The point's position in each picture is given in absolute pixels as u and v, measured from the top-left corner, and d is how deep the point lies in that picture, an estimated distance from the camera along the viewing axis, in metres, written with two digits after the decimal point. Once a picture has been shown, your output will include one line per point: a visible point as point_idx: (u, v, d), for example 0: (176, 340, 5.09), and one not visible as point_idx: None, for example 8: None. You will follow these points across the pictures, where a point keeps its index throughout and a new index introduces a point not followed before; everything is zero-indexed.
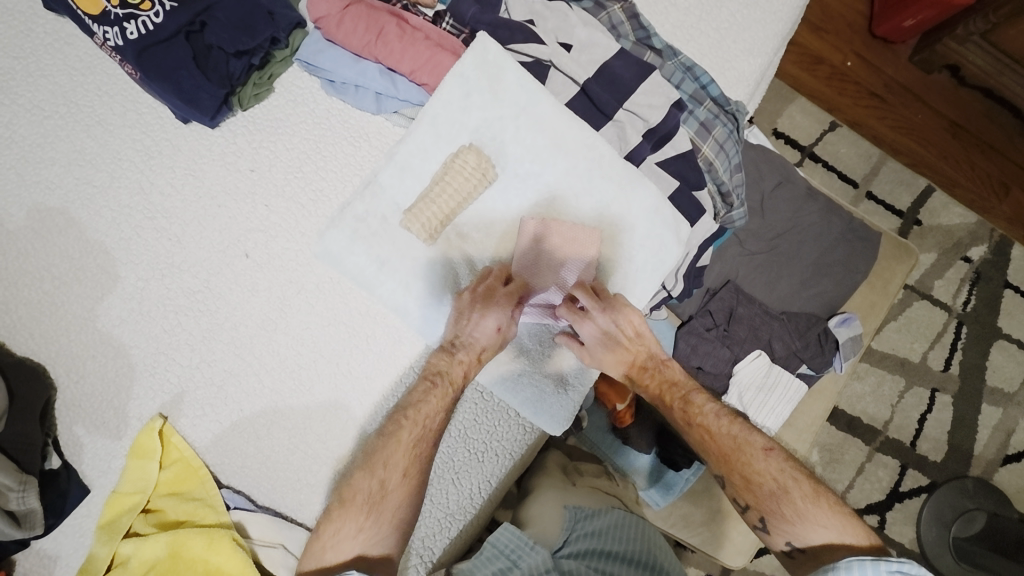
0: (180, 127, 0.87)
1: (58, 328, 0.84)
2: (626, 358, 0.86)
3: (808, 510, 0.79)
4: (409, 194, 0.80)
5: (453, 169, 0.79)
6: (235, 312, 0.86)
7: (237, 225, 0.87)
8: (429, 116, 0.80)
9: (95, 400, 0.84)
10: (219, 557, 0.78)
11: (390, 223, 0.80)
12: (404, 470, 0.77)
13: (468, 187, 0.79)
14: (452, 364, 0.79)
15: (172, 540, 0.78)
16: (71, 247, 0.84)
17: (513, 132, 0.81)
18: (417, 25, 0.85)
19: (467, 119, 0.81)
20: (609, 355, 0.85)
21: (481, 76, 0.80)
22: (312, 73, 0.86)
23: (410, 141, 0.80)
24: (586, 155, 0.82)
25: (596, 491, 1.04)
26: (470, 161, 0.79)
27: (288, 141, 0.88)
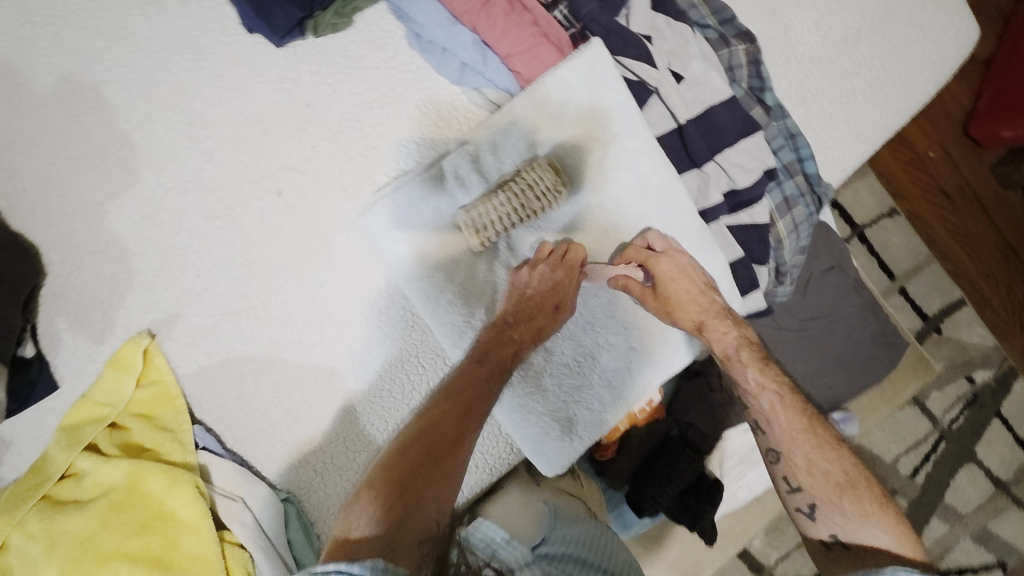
0: (243, 35, 0.80)
1: (61, 211, 0.78)
2: (700, 312, 0.79)
3: (870, 508, 0.74)
4: (471, 193, 0.74)
5: (525, 181, 0.72)
6: (253, 248, 0.81)
7: (279, 158, 0.80)
8: (514, 115, 0.73)
9: (84, 296, 0.79)
10: (176, 501, 0.75)
11: (442, 216, 0.75)
12: (437, 449, 0.67)
13: (535, 205, 0.72)
14: (503, 343, 0.73)
15: (134, 467, 0.74)
16: (95, 129, 0.78)
17: (597, 158, 0.75)
18: (528, 6, 0.77)
19: (553, 130, 0.74)
20: (689, 301, 0.79)
21: (583, 89, 0.73)
22: (401, 19, 0.80)
23: (488, 134, 0.74)
24: (663, 207, 0.77)
25: (559, 493, 0.91)
26: (546, 177, 0.72)
27: (354, 85, 0.81)
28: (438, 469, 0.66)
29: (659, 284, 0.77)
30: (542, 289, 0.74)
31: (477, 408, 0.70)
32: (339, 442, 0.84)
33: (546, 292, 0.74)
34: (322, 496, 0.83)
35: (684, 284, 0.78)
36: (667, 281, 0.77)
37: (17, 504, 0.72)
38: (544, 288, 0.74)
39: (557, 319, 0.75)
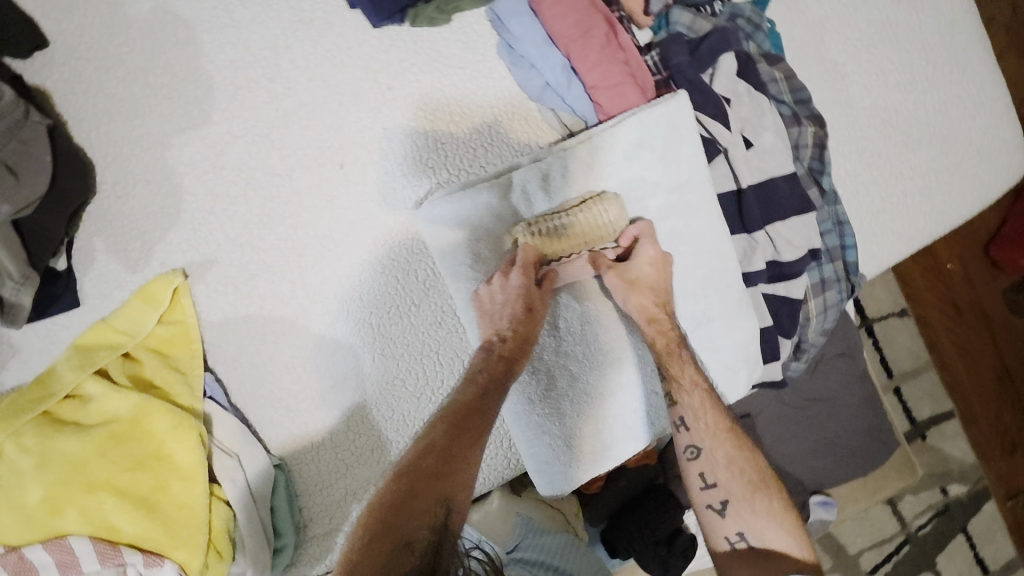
0: (342, 8, 0.82)
1: (126, 135, 0.79)
2: (651, 315, 0.76)
3: (776, 508, 0.73)
4: (534, 209, 0.75)
5: (577, 212, 0.74)
6: (303, 213, 0.82)
7: (349, 134, 0.82)
8: (592, 144, 0.75)
9: (127, 223, 0.79)
10: (174, 445, 0.74)
11: (500, 224, 0.75)
12: (433, 470, 0.66)
13: (595, 236, 0.76)
14: (495, 358, 0.72)
15: (141, 401, 0.74)
16: (178, 65, 0.79)
17: (658, 203, 0.77)
18: (623, 44, 0.79)
19: (624, 167, 0.75)
20: (642, 299, 0.75)
21: (662, 134, 0.75)
22: (498, 28, 0.82)
23: (563, 158, 0.74)
24: (710, 262, 0.79)
25: (541, 507, 0.90)
26: (596, 212, 0.75)
27: (437, 80, 0.83)
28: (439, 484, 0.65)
29: (627, 275, 0.74)
30: (517, 300, 0.72)
31: (473, 428, 0.69)
32: (343, 423, 0.84)
33: (509, 301, 0.72)
34: (315, 470, 0.83)
35: (643, 289, 0.75)
36: (635, 276, 0.75)
37: (16, 414, 0.72)
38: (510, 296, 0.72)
39: (533, 324, 0.73)
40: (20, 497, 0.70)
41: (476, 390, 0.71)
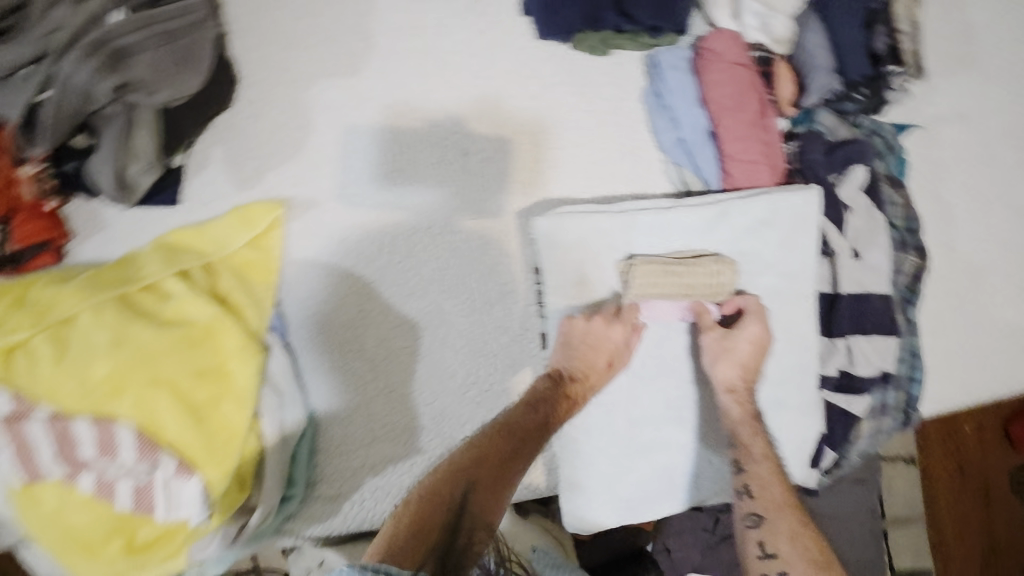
0: (513, 12, 0.85)
1: (280, 62, 0.82)
2: (738, 385, 0.78)
3: None
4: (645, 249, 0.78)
5: (695, 270, 0.77)
6: (415, 185, 0.84)
7: (482, 126, 0.85)
8: (723, 209, 0.79)
9: (252, 141, 0.82)
10: (234, 361, 0.73)
11: (609, 254, 0.79)
12: (480, 479, 0.67)
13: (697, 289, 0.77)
14: (558, 395, 0.75)
15: (221, 315, 0.74)
16: (350, 17, 0.83)
17: (757, 281, 0.80)
18: (769, 126, 0.82)
19: (740, 237, 0.79)
20: (731, 362, 0.78)
21: (785, 221, 0.79)
22: (651, 75, 0.85)
23: (689, 213, 0.79)
24: (790, 349, 0.81)
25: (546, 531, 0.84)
26: (712, 274, 0.78)
27: (577, 104, 0.86)
28: (484, 497, 0.67)
29: (728, 341, 0.78)
30: (589, 347, 0.76)
31: (525, 453, 0.71)
32: (384, 395, 0.84)
33: (602, 351, 0.76)
34: (342, 433, 0.82)
35: (738, 357, 0.78)
36: (735, 346, 0.78)
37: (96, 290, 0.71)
38: (603, 347, 0.76)
39: (605, 376, 0.77)
40: (83, 371, 0.68)
41: (535, 420, 0.73)
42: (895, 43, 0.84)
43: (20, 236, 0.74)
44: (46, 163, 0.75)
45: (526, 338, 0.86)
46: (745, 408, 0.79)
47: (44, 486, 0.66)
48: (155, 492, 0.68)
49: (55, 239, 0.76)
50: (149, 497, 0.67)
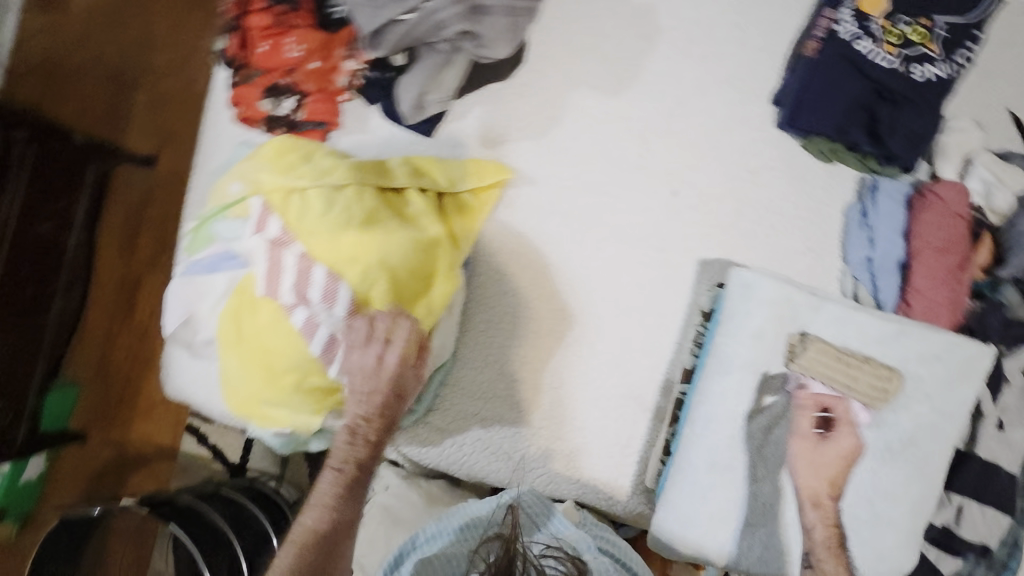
0: (764, 97, 0.95)
1: (559, 62, 0.95)
2: (830, 474, 0.78)
3: None
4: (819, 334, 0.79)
5: (862, 367, 0.77)
6: (621, 202, 0.95)
7: (696, 174, 0.95)
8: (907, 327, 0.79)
9: (509, 113, 0.95)
10: (438, 276, 0.81)
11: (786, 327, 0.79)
12: (320, 512, 0.76)
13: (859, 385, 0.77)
14: (377, 412, 0.77)
15: (445, 238, 0.82)
16: (630, 48, 0.95)
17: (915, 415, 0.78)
18: (961, 277, 0.86)
19: (921, 365, 0.79)
20: (833, 452, 0.78)
21: (965, 368, 0.79)
22: (865, 193, 0.92)
23: (878, 324, 0.79)
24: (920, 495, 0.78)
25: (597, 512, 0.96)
26: (878, 379, 0.77)
27: (787, 192, 0.94)
28: (335, 530, 0.76)
29: (825, 448, 0.78)
30: (370, 402, 0.77)
31: (374, 452, 0.78)
32: (520, 363, 0.92)
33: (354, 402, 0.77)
34: (472, 378, 0.92)
35: (846, 445, 0.78)
36: (831, 454, 0.78)
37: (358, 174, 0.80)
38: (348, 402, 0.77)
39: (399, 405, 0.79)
40: (334, 232, 0.77)
41: (367, 448, 0.78)
42: None
43: (307, 109, 0.88)
44: (363, 67, 0.87)
45: (659, 370, 0.92)
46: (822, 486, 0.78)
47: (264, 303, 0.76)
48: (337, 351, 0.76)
49: (328, 123, 0.90)
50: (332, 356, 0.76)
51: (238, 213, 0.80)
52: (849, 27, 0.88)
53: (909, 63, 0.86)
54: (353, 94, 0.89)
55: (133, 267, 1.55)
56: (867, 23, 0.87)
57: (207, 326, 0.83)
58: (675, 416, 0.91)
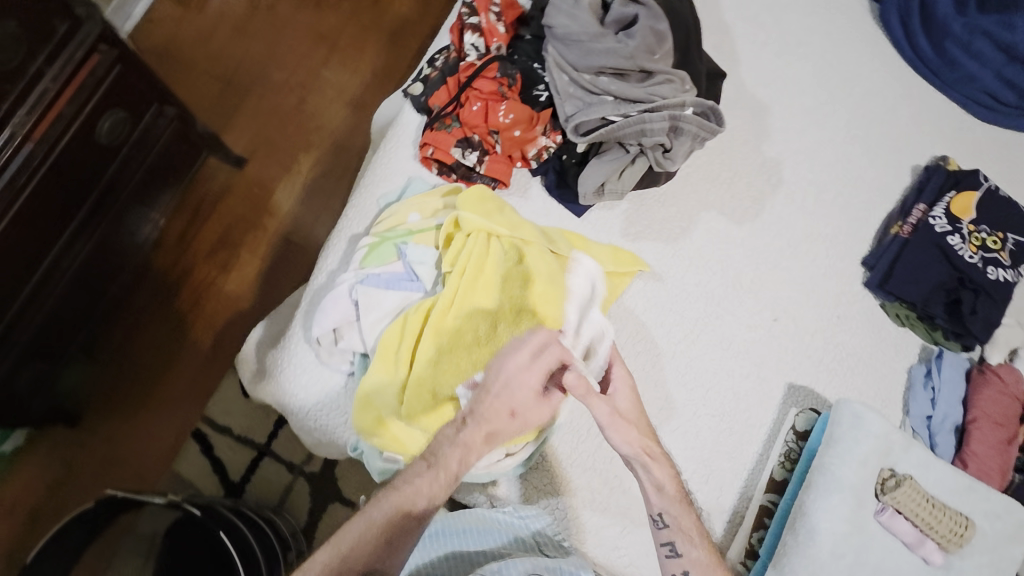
0: (857, 258, 1.11)
1: (698, 185, 1.09)
2: (631, 418, 0.82)
3: None
4: (907, 477, 0.89)
5: (943, 512, 0.87)
6: (731, 316, 1.05)
7: (796, 307, 1.07)
8: (970, 484, 0.91)
9: (653, 215, 1.06)
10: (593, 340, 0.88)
11: (877, 463, 0.89)
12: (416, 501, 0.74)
13: (937, 529, 0.86)
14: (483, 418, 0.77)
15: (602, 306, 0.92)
16: (758, 189, 1.11)
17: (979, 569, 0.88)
18: (1009, 450, 1.00)
19: (983, 523, 0.89)
20: (620, 423, 0.81)
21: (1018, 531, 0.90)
22: (928, 358, 1.07)
23: (949, 476, 0.90)
24: None
25: None
26: (957, 526, 0.87)
27: (868, 343, 1.07)
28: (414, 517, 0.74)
29: (605, 405, 0.80)
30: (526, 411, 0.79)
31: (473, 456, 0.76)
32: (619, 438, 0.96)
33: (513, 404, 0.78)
34: (573, 445, 0.94)
35: (614, 403, 0.81)
36: (617, 409, 0.83)
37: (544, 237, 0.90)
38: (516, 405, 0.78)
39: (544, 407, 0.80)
40: (525, 283, 0.85)
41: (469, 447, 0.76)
42: None
43: (487, 166, 0.96)
44: (553, 146, 0.98)
45: (740, 476, 0.98)
46: (635, 419, 0.83)
47: (452, 320, 0.82)
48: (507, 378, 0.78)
49: (501, 182, 0.98)
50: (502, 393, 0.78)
51: (424, 242, 0.89)
52: (942, 222, 1.06)
53: (986, 264, 1.04)
54: (535, 165, 0.99)
55: (185, 258, 1.42)
56: (958, 223, 1.06)
57: (359, 334, 0.85)
58: (760, 525, 0.95)
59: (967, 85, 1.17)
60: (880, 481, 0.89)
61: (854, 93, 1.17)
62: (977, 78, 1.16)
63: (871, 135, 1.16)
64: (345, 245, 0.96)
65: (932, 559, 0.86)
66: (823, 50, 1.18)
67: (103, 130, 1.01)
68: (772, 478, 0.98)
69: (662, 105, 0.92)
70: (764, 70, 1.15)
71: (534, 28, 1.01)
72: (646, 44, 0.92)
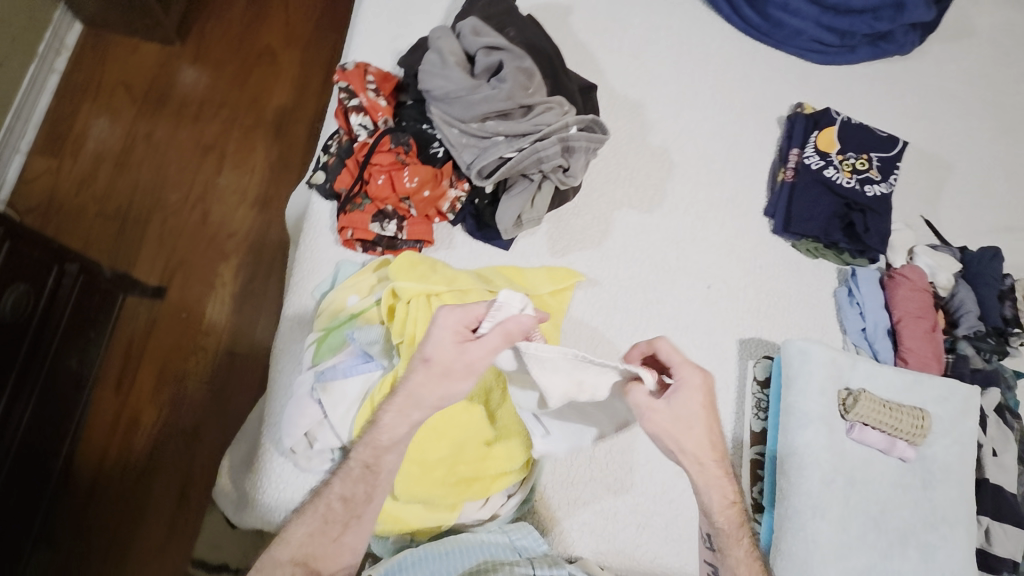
0: (759, 211, 1.22)
1: (604, 189, 1.17)
2: (700, 423, 0.80)
3: None
4: (863, 392, 0.98)
5: (902, 411, 0.97)
6: (670, 296, 1.13)
7: (722, 271, 1.16)
8: (914, 379, 1.01)
9: (573, 228, 1.12)
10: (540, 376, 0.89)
11: (835, 387, 0.98)
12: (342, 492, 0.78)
13: (899, 428, 0.96)
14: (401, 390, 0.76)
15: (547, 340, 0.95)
16: (657, 177, 1.20)
17: (941, 449, 0.98)
18: (934, 336, 1.12)
19: (935, 409, 1.00)
20: (679, 429, 0.79)
21: (965, 406, 1.01)
22: (845, 279, 1.18)
23: (896, 378, 1.00)
24: (963, 514, 0.96)
25: None
26: (915, 419, 0.97)
27: (793, 282, 1.18)
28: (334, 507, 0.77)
29: (666, 410, 0.78)
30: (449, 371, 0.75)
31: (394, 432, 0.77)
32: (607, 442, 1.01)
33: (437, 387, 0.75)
34: (568, 467, 0.98)
35: (682, 411, 0.79)
36: (680, 417, 0.79)
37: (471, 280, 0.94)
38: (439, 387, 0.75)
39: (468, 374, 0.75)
40: None
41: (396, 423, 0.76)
42: (1019, 313, 1.16)
43: (408, 231, 1.00)
44: (463, 194, 1.04)
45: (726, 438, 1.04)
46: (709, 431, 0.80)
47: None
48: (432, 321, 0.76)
49: (425, 241, 1.02)
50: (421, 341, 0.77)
51: (370, 320, 0.91)
52: (816, 160, 1.18)
53: (862, 184, 1.18)
54: (452, 217, 1.04)
55: (128, 406, 1.36)
56: (828, 157, 1.19)
57: (332, 430, 0.85)
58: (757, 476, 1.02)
59: (797, 38, 1.33)
60: (841, 401, 0.97)
61: (708, 71, 1.30)
62: (802, 31, 1.32)
63: (735, 102, 1.29)
64: (293, 346, 0.96)
65: (904, 455, 0.96)
66: (670, 41, 1.30)
67: (8, 309, 0.97)
68: (752, 431, 1.05)
69: (549, 131, 0.99)
70: (627, 73, 1.26)
71: (414, 93, 1.06)
72: (518, 82, 0.99)
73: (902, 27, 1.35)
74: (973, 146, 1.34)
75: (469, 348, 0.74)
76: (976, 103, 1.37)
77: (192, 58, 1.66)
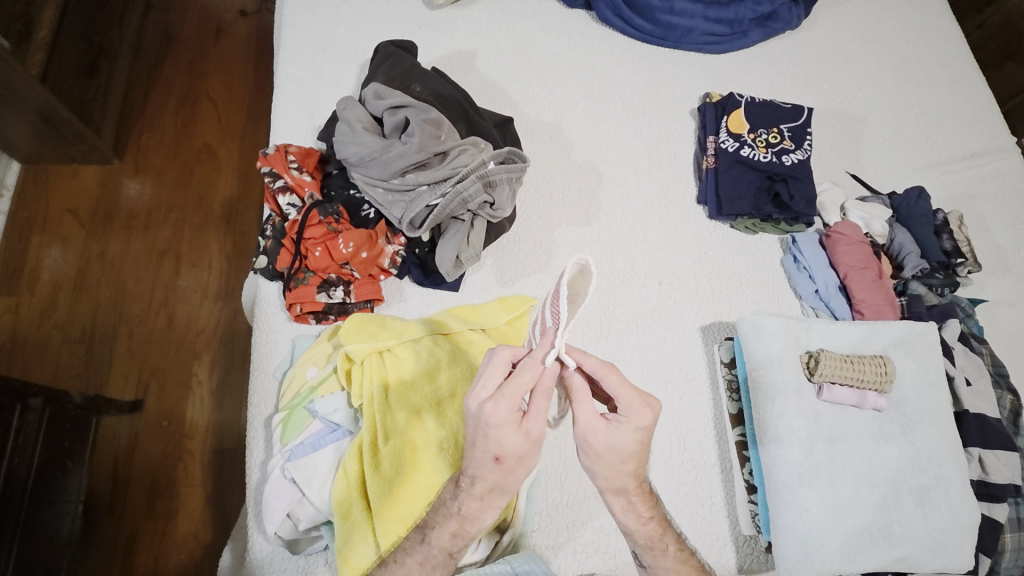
0: (692, 201, 1.26)
1: (540, 212, 1.20)
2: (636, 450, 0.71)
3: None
4: (822, 352, 1.00)
5: (864, 362, 0.99)
6: (625, 300, 1.15)
7: (671, 266, 1.19)
8: (869, 329, 1.03)
9: (517, 256, 1.15)
10: None
11: (795, 354, 1.00)
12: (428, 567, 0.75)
13: (865, 378, 0.97)
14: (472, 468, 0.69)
15: None
16: (588, 190, 1.24)
17: (912, 391, 1.00)
18: (883, 282, 1.15)
19: (896, 353, 1.02)
20: (611, 458, 0.71)
21: (925, 343, 1.03)
22: (788, 247, 1.22)
23: (850, 332, 1.03)
24: (949, 449, 0.97)
25: None
26: (878, 367, 0.98)
27: (739, 261, 1.21)
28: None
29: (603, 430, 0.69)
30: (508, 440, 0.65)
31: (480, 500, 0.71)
32: None
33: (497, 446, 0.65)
34: (559, 488, 0.98)
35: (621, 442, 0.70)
36: (618, 449, 0.70)
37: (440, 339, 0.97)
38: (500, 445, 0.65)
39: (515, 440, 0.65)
40: (430, 376, 0.92)
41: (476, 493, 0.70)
42: (958, 243, 1.19)
43: (356, 293, 1.02)
44: (402, 248, 1.07)
45: (708, 426, 1.06)
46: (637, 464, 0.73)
47: (382, 448, 0.86)
48: (475, 419, 0.64)
49: (375, 300, 1.04)
50: (477, 440, 0.66)
51: (330, 389, 0.92)
52: (731, 142, 1.24)
53: (779, 156, 1.23)
54: (396, 271, 1.07)
55: (124, 526, 1.34)
56: (741, 137, 1.24)
57: (312, 506, 0.85)
58: (744, 456, 1.03)
59: (690, 36, 1.40)
60: (804, 366, 0.99)
61: (616, 82, 1.36)
62: (693, 27, 1.39)
63: (646, 104, 1.34)
64: (264, 432, 0.96)
65: (877, 404, 0.98)
66: (574, 63, 1.37)
67: None
68: (730, 413, 1.07)
69: (467, 171, 1.03)
70: (539, 100, 1.31)
71: (338, 162, 1.11)
72: (428, 133, 1.03)
73: (785, 5, 1.43)
74: (879, 96, 1.40)
75: (530, 423, 0.65)
76: (872, 57, 1.44)
77: (133, 172, 1.70)
